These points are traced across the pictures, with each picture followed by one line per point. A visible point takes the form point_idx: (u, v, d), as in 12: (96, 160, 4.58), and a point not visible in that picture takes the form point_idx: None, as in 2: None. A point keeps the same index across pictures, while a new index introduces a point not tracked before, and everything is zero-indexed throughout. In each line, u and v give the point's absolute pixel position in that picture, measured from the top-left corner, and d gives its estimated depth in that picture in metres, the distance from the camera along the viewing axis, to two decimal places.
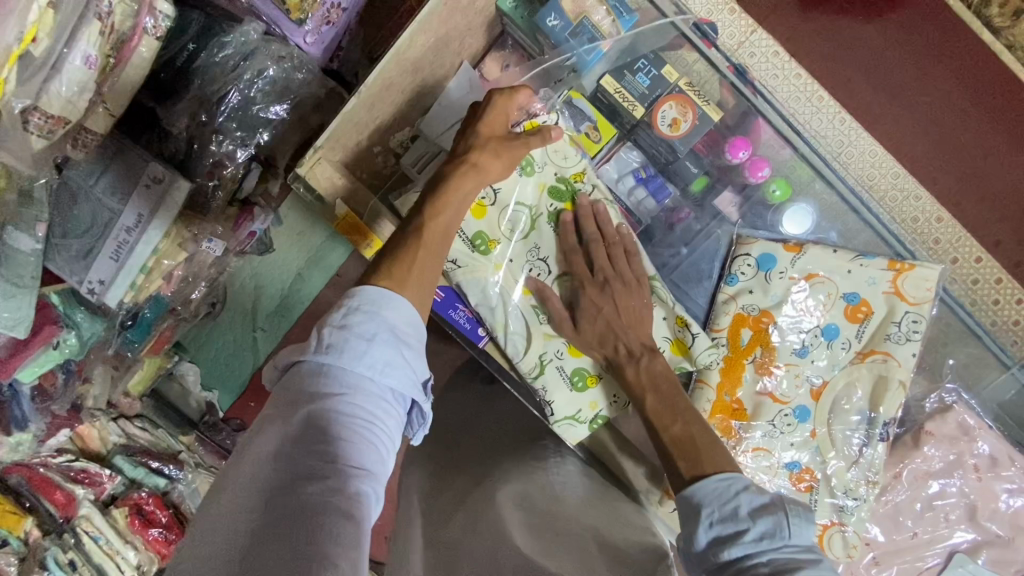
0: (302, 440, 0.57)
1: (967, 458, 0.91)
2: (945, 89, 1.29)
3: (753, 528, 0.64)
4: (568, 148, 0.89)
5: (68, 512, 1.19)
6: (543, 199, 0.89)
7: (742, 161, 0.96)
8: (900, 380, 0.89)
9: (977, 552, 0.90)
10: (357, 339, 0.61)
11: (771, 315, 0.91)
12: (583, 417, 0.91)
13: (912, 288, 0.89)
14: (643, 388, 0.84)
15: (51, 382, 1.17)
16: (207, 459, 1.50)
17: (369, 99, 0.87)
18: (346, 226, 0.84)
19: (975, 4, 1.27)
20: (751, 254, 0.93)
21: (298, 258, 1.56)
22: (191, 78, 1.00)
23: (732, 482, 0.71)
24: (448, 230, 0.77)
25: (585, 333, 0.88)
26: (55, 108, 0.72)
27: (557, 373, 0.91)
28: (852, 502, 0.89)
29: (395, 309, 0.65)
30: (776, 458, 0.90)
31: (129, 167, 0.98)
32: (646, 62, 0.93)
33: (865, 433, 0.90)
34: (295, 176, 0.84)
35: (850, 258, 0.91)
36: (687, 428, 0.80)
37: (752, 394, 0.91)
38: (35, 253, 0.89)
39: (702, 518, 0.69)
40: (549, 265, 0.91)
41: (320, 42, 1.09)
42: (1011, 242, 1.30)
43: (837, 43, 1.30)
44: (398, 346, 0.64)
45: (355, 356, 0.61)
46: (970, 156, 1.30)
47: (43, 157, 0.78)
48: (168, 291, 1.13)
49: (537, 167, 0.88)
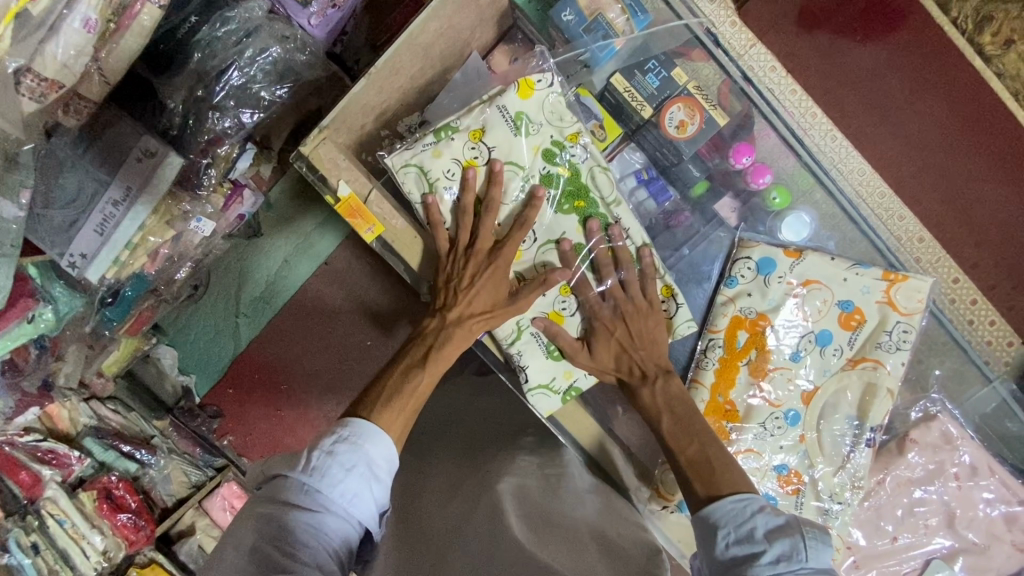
0: (273, 542, 0.62)
1: (948, 467, 0.94)
2: (937, 115, 1.33)
3: (767, 551, 0.66)
4: (564, 109, 0.87)
5: (33, 493, 1.21)
6: (535, 162, 0.86)
7: (744, 167, 0.97)
8: (887, 388, 0.91)
9: (954, 558, 0.93)
10: (337, 466, 0.67)
11: (768, 318, 0.92)
12: (557, 387, 0.90)
13: (903, 299, 0.91)
14: (658, 411, 0.87)
15: (23, 356, 1.14)
16: (180, 444, 1.53)
17: (378, 81, 0.84)
18: (347, 209, 0.80)
19: (968, 32, 1.31)
20: (752, 258, 0.93)
21: (285, 244, 1.57)
22: (190, 50, 0.97)
23: (748, 502, 0.72)
24: (436, 382, 0.83)
25: (601, 358, 0.89)
26: (49, 71, 0.69)
27: (533, 339, 0.90)
28: (837, 506, 0.91)
29: (376, 445, 0.71)
30: (765, 460, 0.92)
31: (119, 139, 0.95)
32: (657, 63, 0.93)
33: (852, 439, 0.91)
34: (296, 154, 0.79)
35: (846, 266, 0.92)
36: (704, 450, 0.82)
37: (743, 396, 0.92)
38: (17, 221, 0.82)
39: (718, 539, 0.71)
40: (535, 232, 0.88)
41: (324, 24, 1.08)
42: (987, 265, 1.35)
43: (835, 62, 1.33)
44: (371, 479, 0.69)
45: (330, 482, 0.66)
46: (956, 179, 1.35)
47: (33, 121, 0.74)
48: (151, 269, 1.12)
49: (533, 128, 0.86)
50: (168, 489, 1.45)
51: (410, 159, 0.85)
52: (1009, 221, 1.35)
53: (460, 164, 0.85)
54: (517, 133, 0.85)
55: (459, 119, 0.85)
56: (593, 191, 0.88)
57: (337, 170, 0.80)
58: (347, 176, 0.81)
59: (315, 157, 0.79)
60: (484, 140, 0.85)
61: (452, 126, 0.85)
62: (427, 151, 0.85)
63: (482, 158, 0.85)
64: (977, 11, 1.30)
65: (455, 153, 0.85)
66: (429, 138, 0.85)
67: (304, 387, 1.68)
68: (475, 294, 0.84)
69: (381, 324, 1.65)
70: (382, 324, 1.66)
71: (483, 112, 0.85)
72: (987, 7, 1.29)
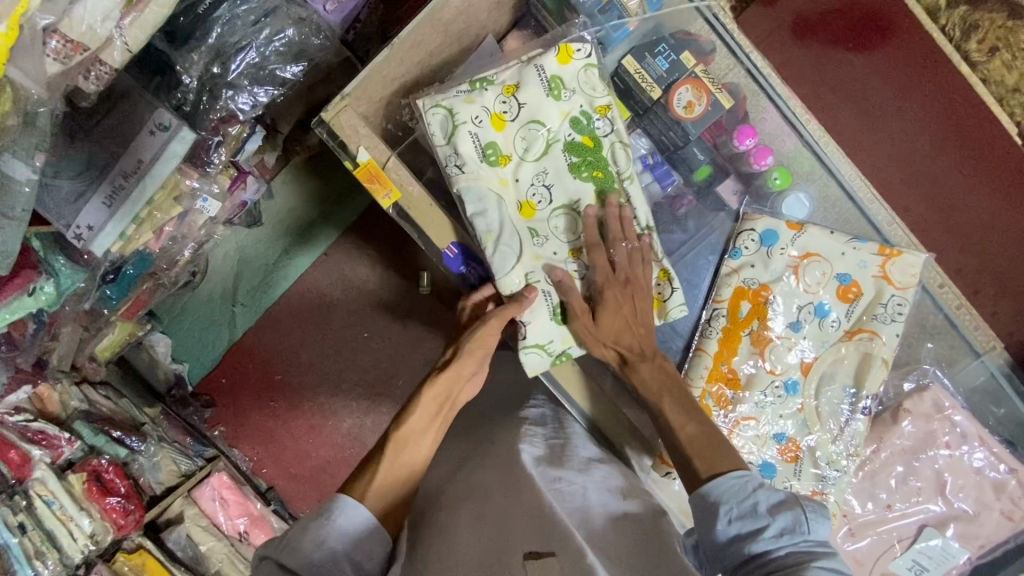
0: None
1: (940, 437, 0.97)
2: (924, 124, 1.38)
3: (773, 524, 0.71)
4: (597, 82, 0.92)
5: (22, 472, 1.15)
6: (563, 126, 0.92)
7: (747, 149, 1.01)
8: (883, 358, 0.94)
9: (946, 526, 0.96)
10: (309, 539, 0.67)
11: (770, 289, 0.97)
12: (552, 349, 0.93)
13: (898, 273, 0.95)
14: (659, 390, 0.88)
15: (20, 332, 1.12)
16: (172, 433, 1.52)
17: (400, 54, 0.86)
18: (367, 173, 0.85)
19: (955, 39, 1.32)
20: (755, 230, 0.98)
21: (286, 231, 1.61)
22: (210, 27, 0.98)
23: (749, 479, 0.76)
24: (421, 441, 0.80)
25: (605, 330, 0.90)
26: (76, 32, 0.71)
27: (541, 298, 0.91)
28: (834, 472, 0.95)
29: (346, 516, 0.70)
30: (765, 429, 0.95)
31: (133, 111, 0.94)
32: (666, 47, 0.97)
33: (850, 405, 0.95)
34: (318, 121, 0.85)
35: (844, 240, 0.97)
36: (702, 428, 0.83)
37: (745, 364, 0.96)
38: (31, 184, 0.82)
39: (721, 514, 0.74)
40: (552, 193, 0.92)
41: (340, 10, 1.13)
42: (971, 271, 1.42)
43: (826, 71, 1.40)
44: (343, 552, 0.68)
45: (300, 561, 0.65)
46: (939, 186, 1.40)
47: (58, 84, 0.76)
48: (155, 247, 1.13)
49: (565, 93, 0.91)
50: (157, 477, 1.42)
51: (441, 101, 0.89)
52: (1000, 229, 1.40)
53: (489, 113, 0.90)
54: (549, 94, 0.91)
55: (497, 74, 0.91)
56: (610, 164, 0.93)
57: (356, 138, 0.85)
58: (365, 143, 0.86)
59: (336, 123, 0.84)
60: (516, 95, 0.90)
61: (489, 79, 0.91)
62: (460, 97, 0.89)
63: (512, 113, 0.90)
64: (965, 19, 1.31)
65: (486, 102, 0.90)
66: (464, 86, 0.90)
67: (299, 377, 1.69)
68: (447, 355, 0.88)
69: (382, 308, 1.67)
70: (380, 316, 1.68)
71: (521, 70, 0.90)
72: (973, 15, 1.30)
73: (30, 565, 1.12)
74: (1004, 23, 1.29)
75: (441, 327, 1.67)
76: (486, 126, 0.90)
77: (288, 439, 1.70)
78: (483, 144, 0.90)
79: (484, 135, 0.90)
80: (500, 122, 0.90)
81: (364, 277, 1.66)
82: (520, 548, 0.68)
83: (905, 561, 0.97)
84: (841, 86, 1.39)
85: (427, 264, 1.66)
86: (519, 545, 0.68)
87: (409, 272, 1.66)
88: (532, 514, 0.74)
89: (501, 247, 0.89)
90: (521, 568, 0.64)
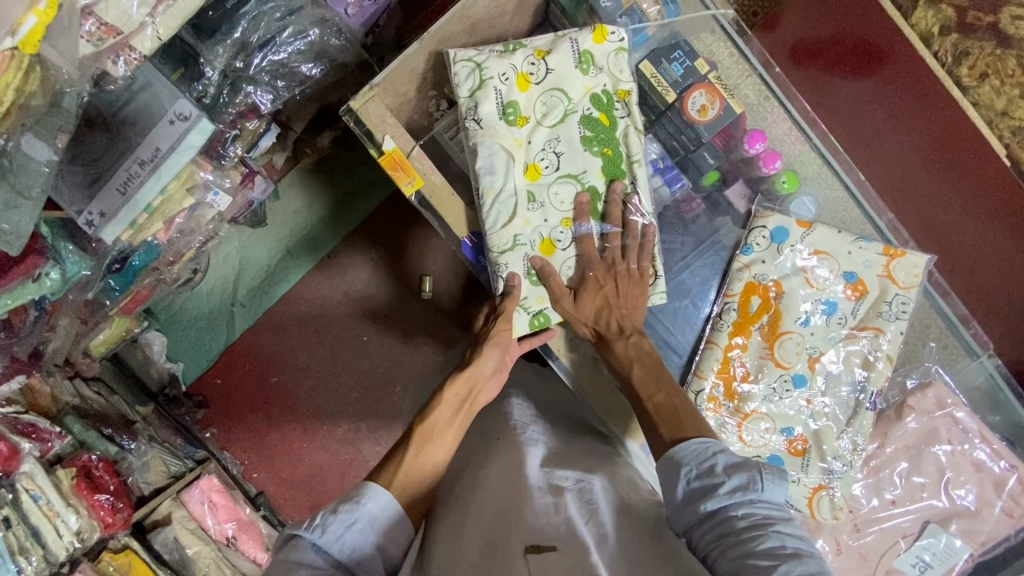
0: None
1: (941, 433, 1.00)
2: (915, 143, 1.44)
3: (728, 481, 0.75)
4: (625, 66, 0.98)
5: (9, 466, 1.08)
6: (584, 100, 0.96)
7: (756, 153, 1.03)
8: (888, 353, 0.99)
9: (948, 523, 0.99)
10: (338, 523, 0.72)
11: (780, 285, 1.00)
12: (528, 306, 0.97)
13: (902, 273, 0.99)
14: (630, 360, 0.94)
15: (20, 319, 1.05)
16: (162, 432, 1.49)
17: (430, 48, 0.95)
18: (392, 161, 0.93)
19: (947, 64, 1.40)
20: (767, 227, 1.01)
21: (291, 236, 1.63)
22: (237, 21, 1.00)
23: (709, 444, 0.80)
24: (442, 450, 0.87)
25: (584, 308, 0.97)
26: (110, 17, 0.73)
27: (522, 255, 0.96)
28: (840, 466, 0.97)
29: (377, 502, 0.75)
30: (774, 423, 0.99)
31: (154, 101, 0.93)
32: (682, 54, 1.02)
33: (854, 402, 0.99)
34: (347, 108, 0.93)
35: (851, 240, 1.00)
36: (670, 397, 0.90)
37: (754, 358, 1.00)
38: (50, 165, 0.81)
39: (681, 475, 0.78)
40: (559, 160, 0.97)
41: (361, 14, 1.20)
42: (961, 291, 1.46)
43: (831, 92, 1.45)
44: (370, 533, 0.74)
45: (331, 540, 0.71)
46: (930, 204, 1.45)
47: (90, 67, 0.77)
48: (162, 239, 1.13)
49: (592, 69, 0.96)
50: (145, 477, 1.38)
51: (473, 56, 0.94)
52: (990, 252, 1.45)
53: (516, 73, 0.95)
54: (577, 67, 0.96)
55: (531, 40, 0.97)
56: (621, 146, 0.98)
57: (383, 126, 0.93)
58: (391, 133, 0.94)
59: (364, 113, 0.92)
60: (546, 60, 0.96)
61: (522, 43, 0.96)
62: (493, 54, 0.95)
63: (537, 77, 0.96)
64: (956, 45, 1.39)
65: (515, 62, 0.95)
66: (498, 47, 0.96)
67: (294, 380, 1.68)
68: (466, 372, 0.94)
69: (387, 308, 1.67)
70: (380, 321, 1.68)
71: (556, 42, 0.96)
72: (965, 43, 1.38)
73: (13, 560, 1.05)
74: (993, 51, 1.37)
75: (440, 336, 1.68)
76: (511, 85, 0.95)
77: (282, 442, 1.68)
78: (505, 103, 0.95)
79: (509, 94, 0.95)
80: (525, 83, 0.95)
81: (371, 277, 1.66)
82: (522, 545, 0.69)
83: (910, 556, 0.99)
84: (841, 108, 1.45)
85: (429, 270, 1.66)
86: (519, 538, 0.70)
87: (410, 278, 1.66)
88: (545, 509, 0.74)
89: (500, 206, 0.94)
90: (523, 562, 0.66)
